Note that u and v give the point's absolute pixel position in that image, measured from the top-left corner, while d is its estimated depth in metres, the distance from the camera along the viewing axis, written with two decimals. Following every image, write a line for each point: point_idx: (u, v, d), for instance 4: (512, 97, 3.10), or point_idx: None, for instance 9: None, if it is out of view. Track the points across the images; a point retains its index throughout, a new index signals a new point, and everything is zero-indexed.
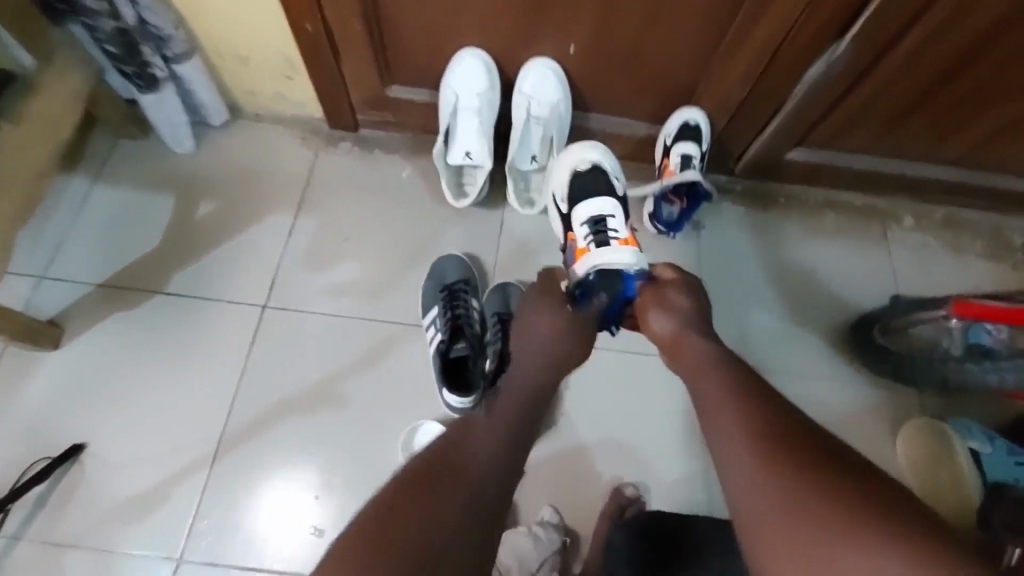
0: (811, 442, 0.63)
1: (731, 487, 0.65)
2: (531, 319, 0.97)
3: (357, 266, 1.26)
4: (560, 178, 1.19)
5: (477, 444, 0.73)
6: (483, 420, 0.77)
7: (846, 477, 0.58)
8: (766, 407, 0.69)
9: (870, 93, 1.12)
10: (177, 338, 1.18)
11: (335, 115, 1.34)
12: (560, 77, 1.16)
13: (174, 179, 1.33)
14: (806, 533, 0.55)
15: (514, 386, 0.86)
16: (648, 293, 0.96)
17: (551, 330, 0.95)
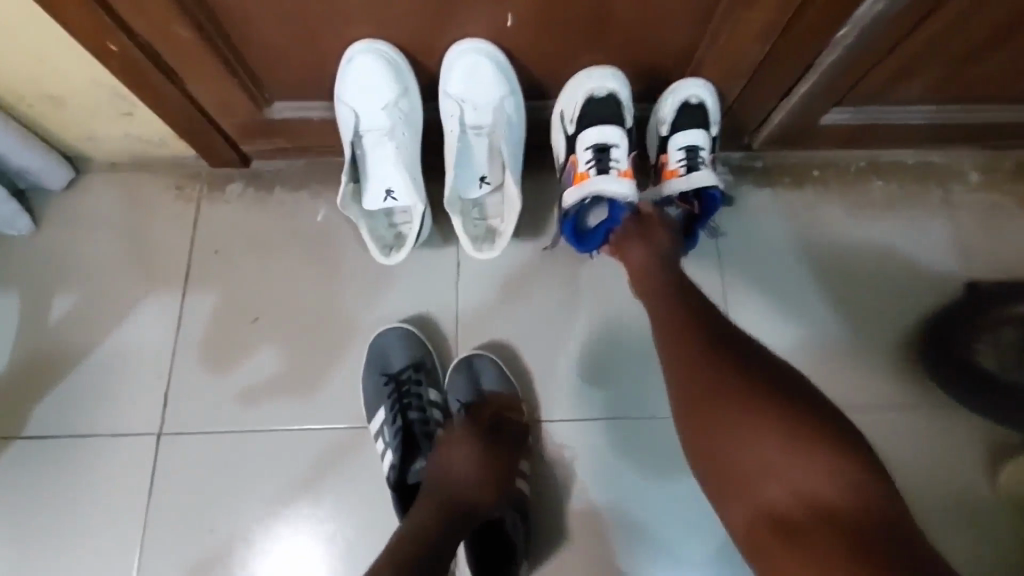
0: (755, 369, 0.68)
1: (684, 403, 0.70)
2: (452, 446, 0.83)
3: (275, 356, 0.95)
4: (574, 101, 0.88)
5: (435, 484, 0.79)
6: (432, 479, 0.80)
7: (801, 407, 0.64)
8: (727, 336, 0.72)
9: (950, 23, 0.76)
10: (52, 496, 0.90)
11: (210, 153, 0.98)
12: (501, 66, 0.82)
13: (10, 273, 1.00)
14: (754, 449, 0.63)
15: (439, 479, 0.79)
16: (630, 225, 0.86)
17: (471, 461, 0.81)
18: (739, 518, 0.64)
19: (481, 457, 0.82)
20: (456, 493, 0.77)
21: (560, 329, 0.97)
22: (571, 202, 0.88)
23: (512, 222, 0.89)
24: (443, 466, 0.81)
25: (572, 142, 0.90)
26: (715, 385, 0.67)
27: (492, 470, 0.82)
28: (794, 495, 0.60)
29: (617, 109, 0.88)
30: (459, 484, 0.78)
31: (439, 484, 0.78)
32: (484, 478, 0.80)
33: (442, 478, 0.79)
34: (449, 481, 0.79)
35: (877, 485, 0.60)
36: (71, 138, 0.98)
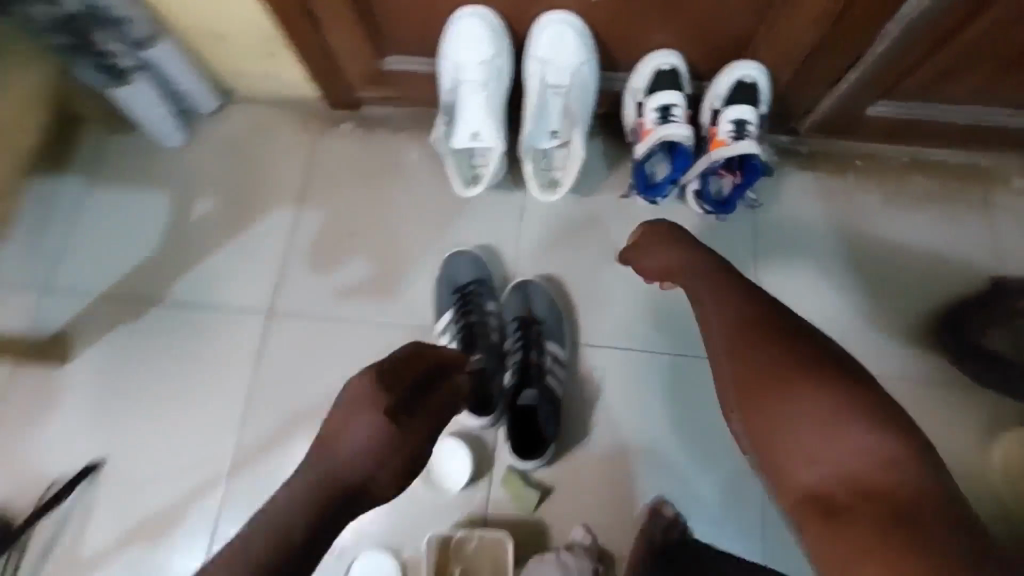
0: (808, 346, 0.69)
1: (733, 377, 0.72)
2: (343, 415, 0.63)
3: (366, 264, 1.15)
4: (642, 75, 1.03)
5: (329, 452, 0.61)
6: (325, 441, 0.62)
7: (852, 385, 0.65)
8: (771, 307, 0.75)
9: (987, 29, 0.86)
10: (180, 351, 1.11)
11: (332, 95, 1.19)
12: (584, 35, 0.97)
13: (166, 175, 1.23)
14: (804, 419, 0.64)
15: (335, 441, 0.62)
16: (646, 235, 0.92)
17: (364, 444, 0.61)
18: (784, 489, 0.65)
19: (381, 437, 0.62)
20: (336, 483, 0.59)
21: (606, 271, 1.12)
22: (641, 151, 1.04)
23: (576, 170, 1.04)
24: (329, 439, 0.62)
25: (641, 107, 1.05)
26: (767, 360, 0.69)
27: (385, 453, 0.62)
28: (836, 466, 0.61)
29: (679, 84, 1.02)
30: (343, 474, 0.60)
31: (334, 456, 0.61)
32: (376, 466, 0.61)
33: (330, 461, 0.60)
34: (333, 468, 0.60)
35: (923, 465, 0.60)
36: (225, 72, 1.20)
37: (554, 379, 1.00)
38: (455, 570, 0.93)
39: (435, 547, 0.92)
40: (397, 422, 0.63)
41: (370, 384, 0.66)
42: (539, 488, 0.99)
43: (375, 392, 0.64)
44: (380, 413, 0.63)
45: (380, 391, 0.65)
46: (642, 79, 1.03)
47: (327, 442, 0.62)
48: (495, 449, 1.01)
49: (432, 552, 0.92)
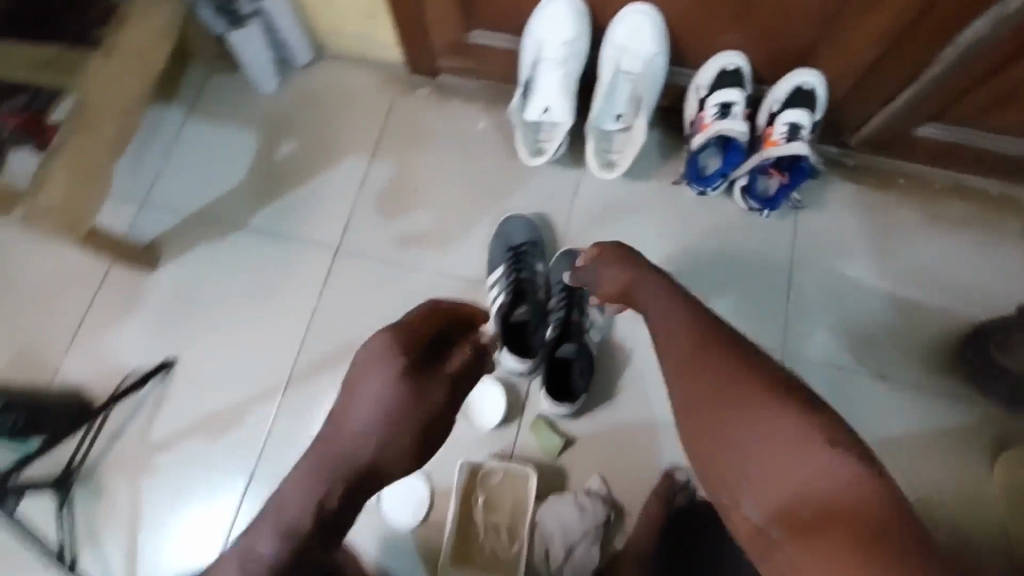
0: (764, 367, 0.71)
1: (692, 399, 0.73)
2: (353, 388, 0.62)
3: (428, 217, 1.25)
4: (708, 73, 1.11)
5: (339, 438, 0.60)
6: (330, 430, 0.61)
7: (809, 405, 0.66)
8: (729, 330, 0.77)
9: None
10: (256, 272, 1.23)
11: (416, 61, 1.30)
12: (660, 28, 1.05)
13: (257, 116, 1.35)
14: (767, 442, 0.65)
15: (339, 432, 0.60)
16: (607, 253, 0.92)
17: (377, 417, 0.60)
18: (751, 515, 0.65)
19: (395, 409, 0.60)
20: (345, 467, 0.59)
21: (649, 252, 1.20)
22: (698, 143, 1.12)
23: (635, 151, 1.13)
24: (339, 417, 0.61)
25: (702, 103, 1.13)
26: (727, 380, 0.70)
27: (401, 426, 0.60)
28: (804, 488, 0.61)
29: (741, 84, 1.09)
30: (357, 451, 0.60)
31: (338, 448, 0.60)
32: (390, 441, 0.60)
33: (340, 441, 0.60)
34: (344, 447, 0.60)
35: (887, 486, 0.60)
36: (323, 30, 1.31)
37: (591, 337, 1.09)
38: (480, 497, 1.01)
39: (465, 473, 1.00)
40: (410, 391, 0.61)
41: (369, 366, 0.61)
42: (564, 437, 1.07)
43: (387, 364, 0.61)
44: (391, 387, 0.60)
45: (393, 361, 0.61)
46: (707, 77, 1.11)
47: (334, 426, 0.61)
48: (528, 398, 1.10)
49: (461, 477, 1.01)
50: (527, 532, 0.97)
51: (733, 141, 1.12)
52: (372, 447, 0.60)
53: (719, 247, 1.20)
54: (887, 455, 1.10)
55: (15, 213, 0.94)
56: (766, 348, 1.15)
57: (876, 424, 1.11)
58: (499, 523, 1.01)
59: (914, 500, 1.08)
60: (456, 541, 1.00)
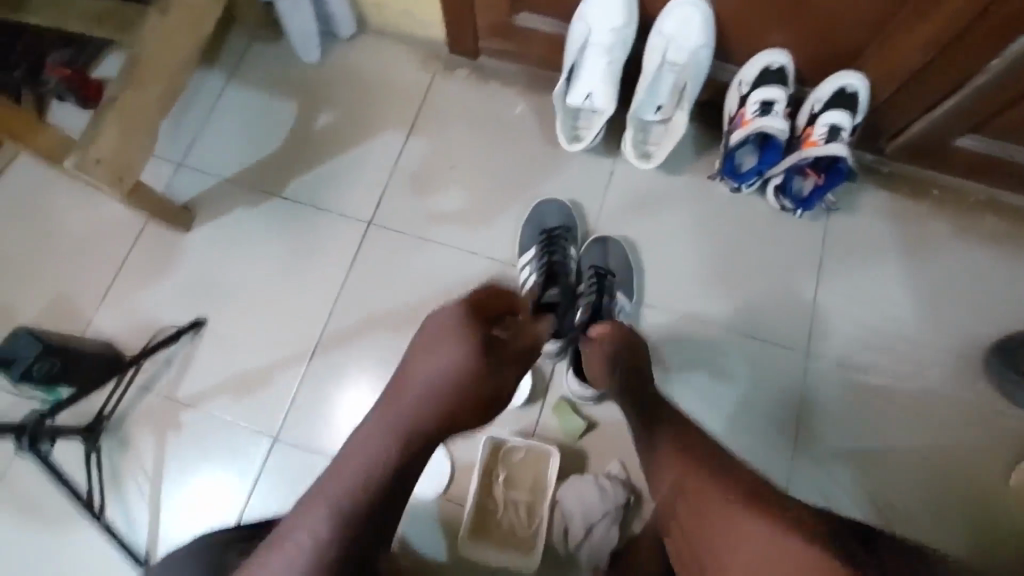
0: (735, 470, 0.72)
1: (669, 506, 0.73)
2: (426, 349, 0.70)
3: (461, 196, 1.26)
4: (752, 70, 1.11)
5: (414, 392, 0.68)
6: (405, 386, 0.69)
7: (780, 508, 0.66)
8: (698, 431, 0.79)
9: None
10: (289, 239, 1.25)
11: (458, 41, 1.30)
12: (709, 20, 1.05)
13: (297, 86, 1.36)
14: (741, 541, 0.64)
15: (415, 387, 0.68)
16: (595, 350, 0.93)
17: (449, 373, 0.68)
18: None
19: (466, 368, 0.68)
20: (420, 418, 0.67)
21: (679, 244, 1.21)
22: (736, 139, 1.12)
23: (673, 142, 1.14)
24: (411, 376, 0.69)
25: (744, 100, 1.13)
26: (697, 484, 0.71)
27: (470, 385, 0.68)
28: None
29: (784, 83, 1.10)
30: (428, 404, 0.67)
31: (414, 400, 0.67)
32: (460, 399, 0.68)
33: (414, 395, 0.68)
34: (417, 400, 0.67)
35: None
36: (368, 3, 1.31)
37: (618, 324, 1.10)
38: (501, 473, 1.03)
39: (488, 448, 1.02)
40: (481, 354, 0.69)
41: (444, 334, 0.70)
42: (585, 421, 1.08)
43: (463, 329, 0.70)
44: (464, 347, 0.68)
45: (467, 328, 0.70)
46: (750, 73, 1.11)
47: (410, 383, 0.69)
48: (551, 379, 1.11)
49: (484, 452, 1.02)
50: (546, 510, 0.98)
51: (771, 140, 1.13)
52: (444, 402, 0.67)
53: (748, 245, 1.21)
54: (902, 460, 1.11)
55: (65, 164, 0.93)
56: (789, 346, 1.16)
57: (893, 429, 1.12)
58: (518, 500, 1.02)
59: (926, 506, 1.09)
60: (475, 514, 1.01)
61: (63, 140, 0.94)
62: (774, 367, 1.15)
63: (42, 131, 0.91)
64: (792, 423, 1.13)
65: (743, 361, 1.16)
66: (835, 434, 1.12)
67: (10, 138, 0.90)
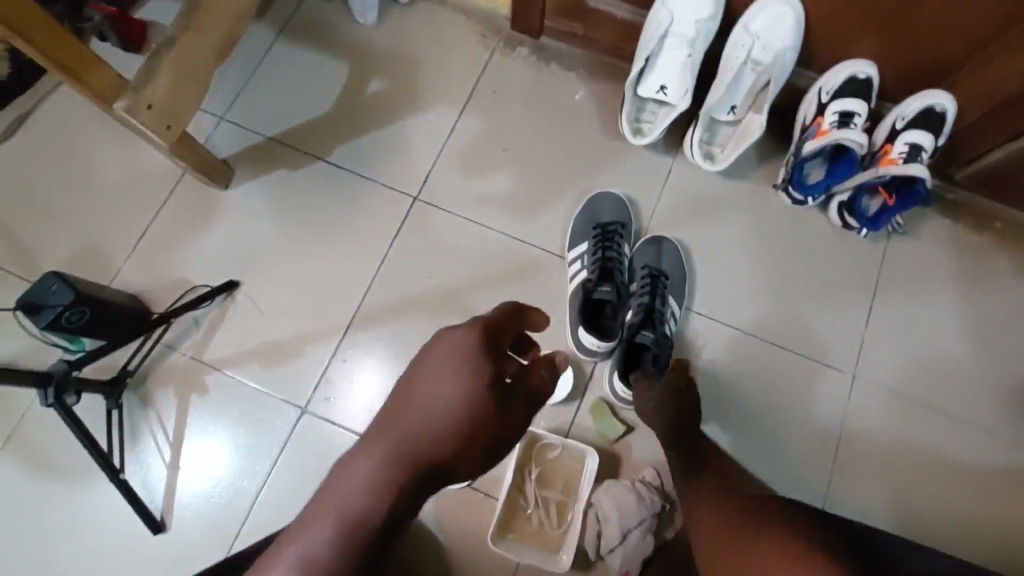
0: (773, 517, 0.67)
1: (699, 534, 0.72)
2: (419, 380, 0.53)
3: (511, 181, 1.22)
4: (834, 79, 1.05)
5: (410, 423, 0.52)
6: (400, 419, 0.52)
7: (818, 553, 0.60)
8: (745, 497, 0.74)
9: None
10: (331, 207, 1.20)
11: (523, 17, 1.24)
12: (800, 22, 1.00)
13: (349, 49, 1.30)
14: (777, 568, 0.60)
15: (409, 421, 0.51)
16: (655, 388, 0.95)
17: (450, 417, 0.51)
18: None
19: (471, 409, 0.50)
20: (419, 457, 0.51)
21: (732, 252, 1.17)
22: (809, 149, 1.06)
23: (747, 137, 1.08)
24: (399, 409, 0.53)
25: (820, 109, 1.07)
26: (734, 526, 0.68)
27: (476, 432, 0.51)
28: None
29: (867, 96, 1.04)
30: (418, 452, 0.51)
31: (410, 437, 0.51)
32: (461, 448, 0.51)
33: (398, 440, 0.51)
34: (404, 446, 0.51)
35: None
36: None
37: (668, 331, 1.07)
38: (535, 469, 0.99)
39: (524, 443, 0.98)
40: (488, 396, 0.50)
41: (450, 353, 0.52)
42: (624, 425, 1.04)
43: (473, 359, 0.51)
44: (467, 387, 0.50)
45: (479, 355, 0.52)
46: (832, 83, 1.06)
47: (405, 414, 0.52)
48: (591, 380, 1.07)
49: (520, 447, 0.98)
50: (580, 514, 0.94)
51: (845, 154, 1.07)
52: (451, 440, 0.51)
53: (804, 260, 1.17)
54: (941, 496, 1.08)
55: (115, 107, 0.89)
56: (836, 370, 1.12)
57: (935, 463, 1.09)
58: (550, 498, 0.98)
59: (959, 544, 1.06)
60: (505, 510, 0.97)
61: (114, 80, 0.88)
62: (819, 388, 1.12)
63: (97, 69, 0.86)
64: (832, 446, 1.10)
65: (787, 380, 1.12)
66: (875, 462, 1.09)
67: (63, 73, 0.82)
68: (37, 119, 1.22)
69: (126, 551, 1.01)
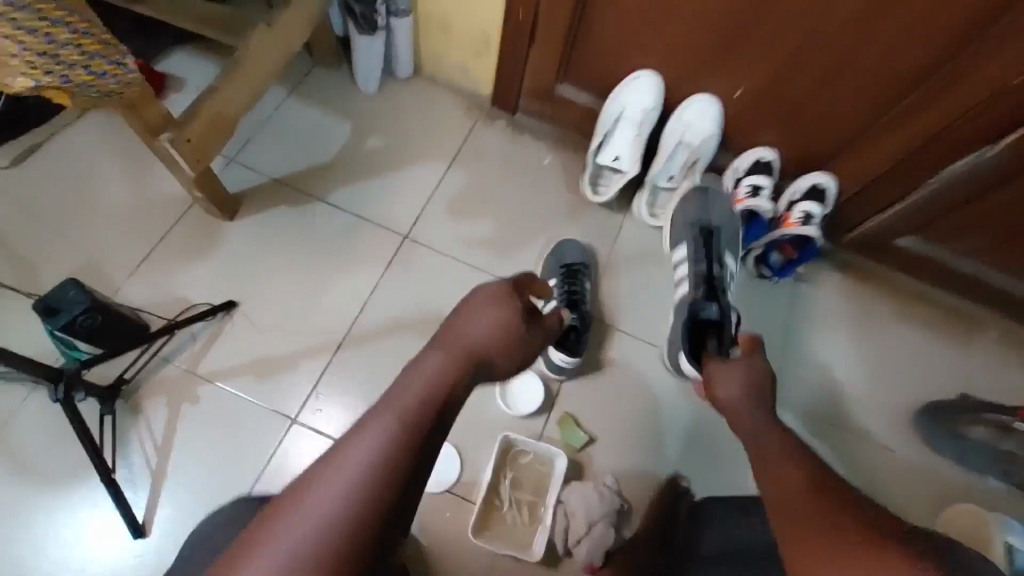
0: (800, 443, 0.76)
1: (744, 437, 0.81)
2: (467, 311, 0.72)
3: (490, 226, 1.42)
4: (746, 160, 1.35)
5: (466, 333, 0.69)
6: (459, 330, 0.70)
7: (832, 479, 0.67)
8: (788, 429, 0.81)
9: (1008, 200, 1.15)
10: (329, 240, 1.34)
11: (503, 97, 1.50)
12: (719, 115, 1.30)
13: (352, 111, 1.51)
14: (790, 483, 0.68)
15: (468, 330, 0.70)
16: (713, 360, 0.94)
17: (492, 333, 0.70)
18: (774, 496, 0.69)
19: (507, 326, 0.71)
20: (475, 355, 0.68)
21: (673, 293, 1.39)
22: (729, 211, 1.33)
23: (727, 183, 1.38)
24: (452, 329, 0.70)
25: (737, 183, 1.37)
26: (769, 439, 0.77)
27: (509, 343, 0.71)
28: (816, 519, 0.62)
29: (770, 174, 1.35)
30: (469, 357, 0.67)
31: (467, 339, 0.69)
32: (500, 354, 0.71)
33: (456, 345, 0.68)
34: (458, 351, 0.67)
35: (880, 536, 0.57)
36: (429, 54, 1.51)
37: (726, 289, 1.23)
38: (508, 474, 1.11)
39: (499, 449, 1.10)
40: (518, 319, 0.73)
41: (489, 292, 0.74)
42: (587, 436, 1.19)
43: (509, 296, 0.74)
44: (506, 311, 0.72)
45: (508, 296, 0.74)
46: (744, 164, 1.35)
47: (460, 328, 0.70)
48: (558, 398, 1.22)
49: (496, 451, 1.11)
50: (551, 511, 1.06)
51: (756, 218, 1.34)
52: (495, 344, 0.70)
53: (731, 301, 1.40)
54: None
55: (161, 138, 1.02)
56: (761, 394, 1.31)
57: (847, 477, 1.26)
58: (522, 500, 1.10)
59: None
60: (482, 512, 1.07)
61: (166, 116, 1.01)
62: None
63: (153, 104, 0.97)
64: None
65: None
66: None
67: (127, 109, 0.94)
68: (53, 149, 1.32)
69: (109, 552, 1.05)
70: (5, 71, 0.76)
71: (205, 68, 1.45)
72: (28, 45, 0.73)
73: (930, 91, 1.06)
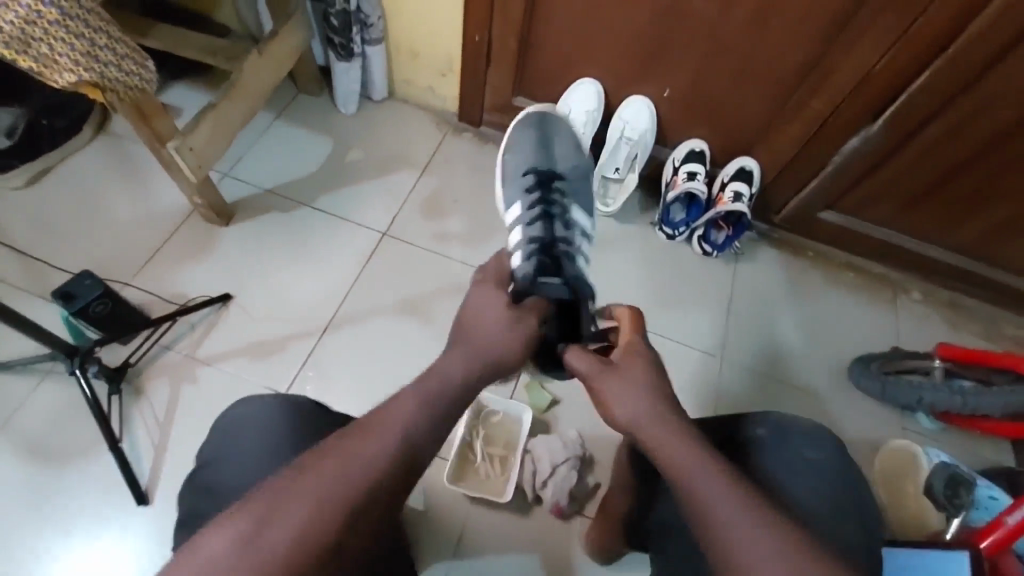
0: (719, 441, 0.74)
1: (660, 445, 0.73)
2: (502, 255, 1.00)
3: (460, 222, 1.58)
4: (682, 151, 1.54)
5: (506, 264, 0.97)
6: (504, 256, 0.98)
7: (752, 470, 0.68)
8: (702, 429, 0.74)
9: (900, 166, 1.32)
10: (313, 239, 1.49)
11: (467, 111, 1.69)
12: (652, 113, 1.49)
13: (334, 129, 1.69)
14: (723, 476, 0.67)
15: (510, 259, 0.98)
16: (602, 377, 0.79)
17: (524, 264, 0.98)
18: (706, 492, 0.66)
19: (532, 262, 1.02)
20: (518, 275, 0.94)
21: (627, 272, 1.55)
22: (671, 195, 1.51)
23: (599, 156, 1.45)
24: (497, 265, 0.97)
25: (676, 170, 1.55)
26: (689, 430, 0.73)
27: None
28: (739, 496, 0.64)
29: (704, 161, 1.53)
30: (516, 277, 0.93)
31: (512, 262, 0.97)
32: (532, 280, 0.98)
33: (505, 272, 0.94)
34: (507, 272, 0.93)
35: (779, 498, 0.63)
36: (401, 78, 1.70)
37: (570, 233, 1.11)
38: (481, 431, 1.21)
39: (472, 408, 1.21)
40: None
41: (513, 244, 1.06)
42: (551, 397, 1.30)
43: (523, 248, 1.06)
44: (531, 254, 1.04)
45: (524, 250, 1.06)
46: (680, 154, 1.54)
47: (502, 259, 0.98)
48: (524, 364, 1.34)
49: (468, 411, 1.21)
50: (520, 458, 1.17)
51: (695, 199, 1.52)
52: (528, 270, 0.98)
53: (680, 277, 1.55)
54: None
55: (167, 145, 1.19)
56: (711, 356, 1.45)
57: None
58: (494, 454, 1.20)
59: None
60: (457, 465, 1.18)
61: (170, 127, 1.19)
62: (701, 371, 1.43)
63: (160, 116, 1.15)
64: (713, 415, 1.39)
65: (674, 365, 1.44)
66: None
67: (136, 117, 1.11)
68: (66, 171, 1.48)
69: (115, 520, 1.14)
70: (54, 70, 0.91)
71: (202, 97, 1.63)
72: (77, 47, 0.89)
73: (819, 77, 1.24)
